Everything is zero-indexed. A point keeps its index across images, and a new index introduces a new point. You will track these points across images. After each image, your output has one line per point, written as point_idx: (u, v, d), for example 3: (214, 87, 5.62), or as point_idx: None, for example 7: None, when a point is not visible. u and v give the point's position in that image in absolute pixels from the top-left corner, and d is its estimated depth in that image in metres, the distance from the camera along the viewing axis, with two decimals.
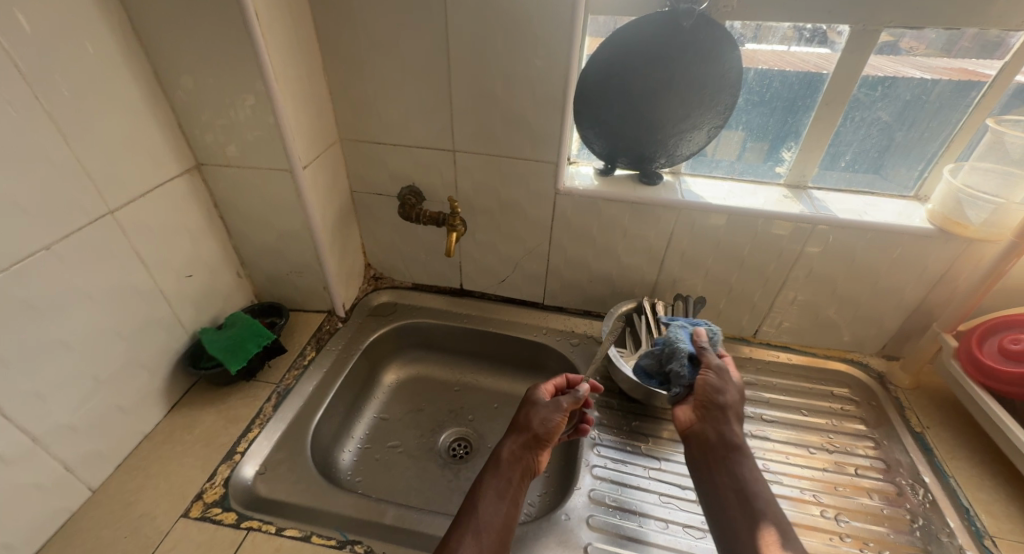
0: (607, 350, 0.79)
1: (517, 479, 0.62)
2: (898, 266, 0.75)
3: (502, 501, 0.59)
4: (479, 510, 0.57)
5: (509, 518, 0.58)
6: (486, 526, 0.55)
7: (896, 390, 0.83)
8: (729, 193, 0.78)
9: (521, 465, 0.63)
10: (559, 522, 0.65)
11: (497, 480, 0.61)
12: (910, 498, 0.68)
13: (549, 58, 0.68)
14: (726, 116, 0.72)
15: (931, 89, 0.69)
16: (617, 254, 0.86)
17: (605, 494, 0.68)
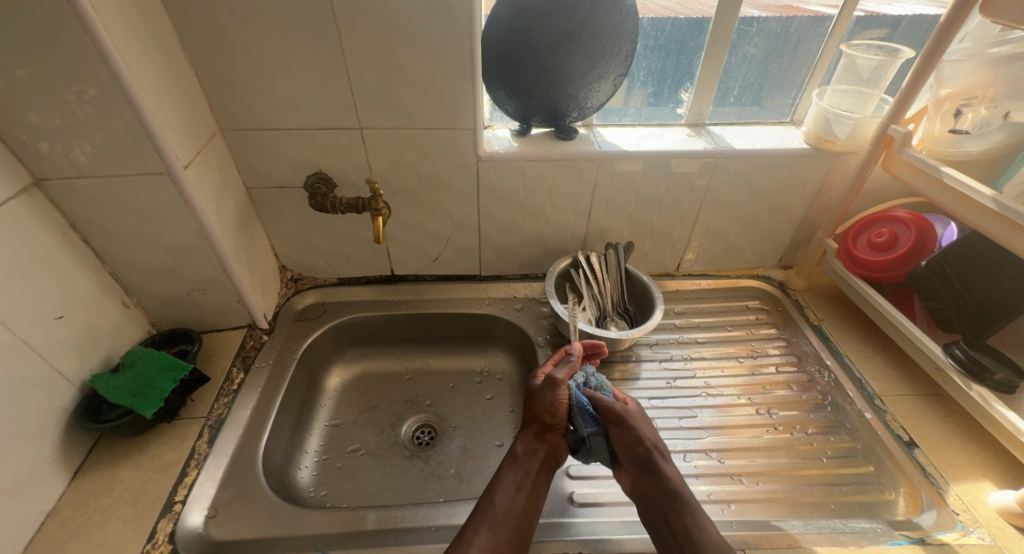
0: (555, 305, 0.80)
1: (535, 469, 0.62)
2: (788, 186, 0.84)
3: (521, 490, 0.59)
4: (494, 501, 0.57)
5: (529, 509, 0.58)
6: (499, 517, 0.56)
7: (795, 294, 0.95)
8: (642, 139, 0.81)
9: (538, 455, 0.63)
10: None
11: (513, 472, 0.61)
12: (819, 381, 0.79)
13: (449, 15, 0.64)
14: (628, 62, 0.75)
15: (791, 23, 0.76)
16: (546, 214, 0.87)
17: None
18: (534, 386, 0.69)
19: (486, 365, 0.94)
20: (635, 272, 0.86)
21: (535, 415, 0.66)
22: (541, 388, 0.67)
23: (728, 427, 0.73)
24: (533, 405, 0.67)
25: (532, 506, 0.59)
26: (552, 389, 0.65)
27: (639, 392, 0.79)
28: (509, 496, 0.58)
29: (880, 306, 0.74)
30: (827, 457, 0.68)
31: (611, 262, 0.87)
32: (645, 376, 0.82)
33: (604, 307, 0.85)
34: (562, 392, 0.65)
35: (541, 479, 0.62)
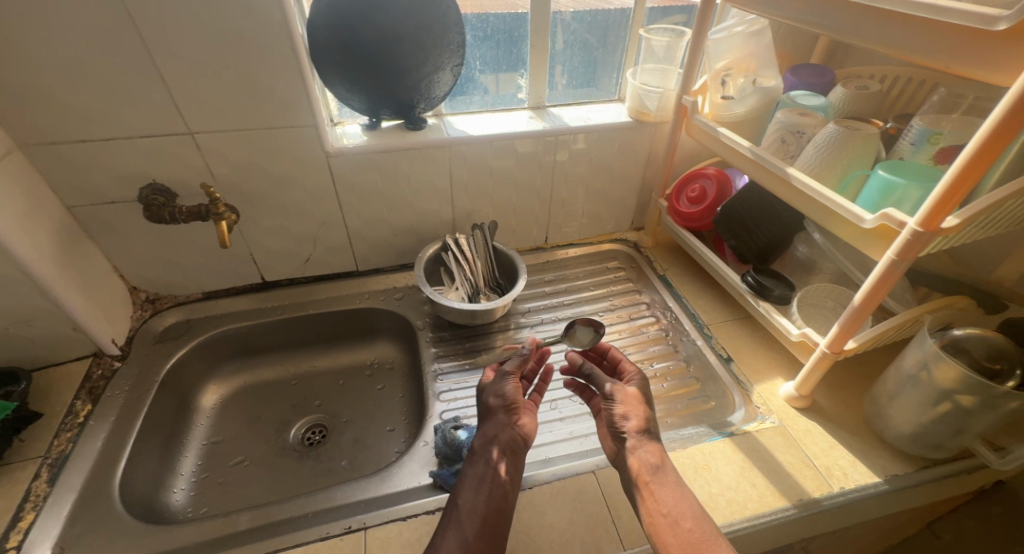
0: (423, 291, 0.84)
1: (494, 456, 0.58)
2: (622, 156, 0.95)
3: (492, 483, 0.56)
4: (460, 501, 0.54)
5: (495, 499, 0.54)
6: (464, 513, 0.52)
7: (646, 251, 1.08)
8: (488, 124, 0.87)
9: (494, 442, 0.59)
10: (417, 449, 0.67)
11: (473, 468, 0.57)
12: (664, 320, 0.91)
13: (260, 10, 0.63)
14: (462, 53, 0.80)
15: (597, 17, 0.87)
16: (410, 203, 0.90)
17: (454, 408, 0.75)
18: (480, 383, 0.68)
19: (376, 356, 0.96)
20: (501, 249, 0.92)
21: (485, 409, 0.63)
22: (488, 384, 0.66)
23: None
24: (483, 397, 0.65)
25: (501, 495, 0.55)
26: (503, 383, 0.64)
27: (514, 356, 0.85)
28: (483, 494, 0.54)
29: (701, 250, 0.88)
30: (668, 383, 0.78)
31: (479, 241, 0.92)
32: (518, 342, 0.89)
33: (476, 285, 0.91)
34: (509, 379, 0.65)
35: (511, 465, 0.58)
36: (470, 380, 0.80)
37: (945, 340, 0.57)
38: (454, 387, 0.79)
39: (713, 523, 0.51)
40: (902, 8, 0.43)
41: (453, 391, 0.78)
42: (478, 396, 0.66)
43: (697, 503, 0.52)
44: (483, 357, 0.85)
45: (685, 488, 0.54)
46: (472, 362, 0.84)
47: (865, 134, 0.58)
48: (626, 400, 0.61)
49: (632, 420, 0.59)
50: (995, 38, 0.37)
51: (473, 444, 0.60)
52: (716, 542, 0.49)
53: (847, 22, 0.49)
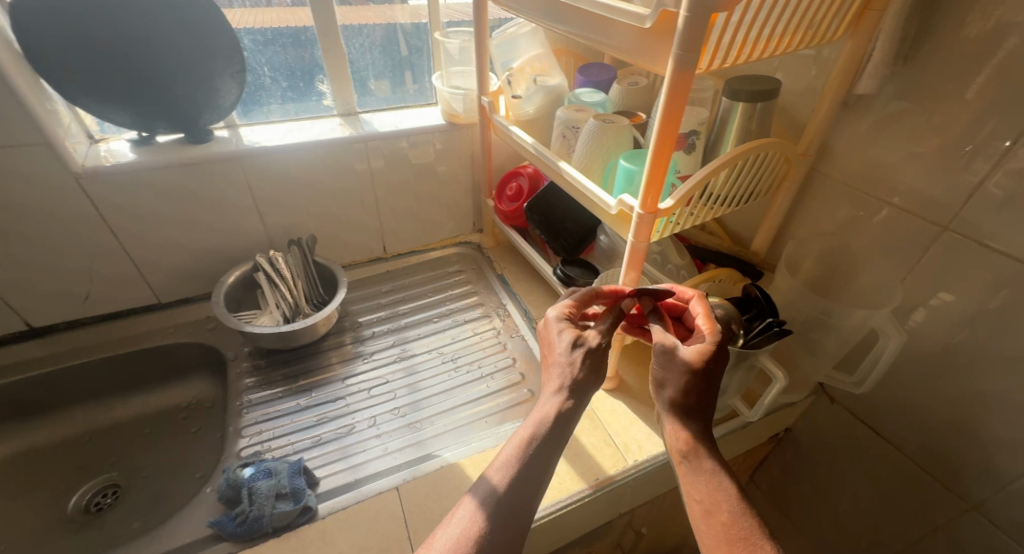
0: (220, 318, 0.75)
1: (527, 445, 0.48)
2: (443, 158, 0.95)
3: (560, 427, 0.49)
4: (477, 490, 0.46)
5: (519, 486, 0.46)
6: (490, 501, 0.45)
7: (487, 251, 1.08)
8: (287, 134, 0.82)
9: (546, 420, 0.49)
10: (201, 497, 0.59)
11: (512, 452, 0.48)
12: (496, 319, 0.92)
13: None
14: (241, 59, 0.74)
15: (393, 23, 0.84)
16: (206, 223, 0.81)
17: (257, 445, 0.68)
18: (545, 326, 0.55)
19: (195, 394, 0.85)
20: (322, 263, 0.87)
21: (546, 355, 0.55)
22: (548, 335, 0.55)
23: (418, 382, 0.79)
24: (546, 346, 0.55)
25: (535, 477, 0.47)
26: (559, 341, 0.52)
27: (337, 376, 0.80)
28: (550, 430, 0.48)
29: (524, 246, 0.89)
30: (490, 384, 0.78)
31: (296, 259, 0.86)
32: (345, 360, 0.84)
33: (295, 305, 0.84)
34: (575, 348, 0.51)
35: (550, 447, 0.48)
36: (281, 409, 0.74)
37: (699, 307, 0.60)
38: (262, 419, 0.72)
39: (755, 524, 0.41)
40: (591, 9, 0.45)
41: (259, 424, 0.71)
42: (540, 341, 0.57)
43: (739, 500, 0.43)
44: (302, 382, 0.79)
45: (727, 478, 0.45)
46: (288, 388, 0.77)
47: (617, 126, 0.61)
48: (707, 365, 0.46)
49: (696, 392, 0.47)
50: (645, 36, 0.41)
51: (259, 488, 0.55)
52: (755, 543, 0.39)
53: (560, 20, 0.51)
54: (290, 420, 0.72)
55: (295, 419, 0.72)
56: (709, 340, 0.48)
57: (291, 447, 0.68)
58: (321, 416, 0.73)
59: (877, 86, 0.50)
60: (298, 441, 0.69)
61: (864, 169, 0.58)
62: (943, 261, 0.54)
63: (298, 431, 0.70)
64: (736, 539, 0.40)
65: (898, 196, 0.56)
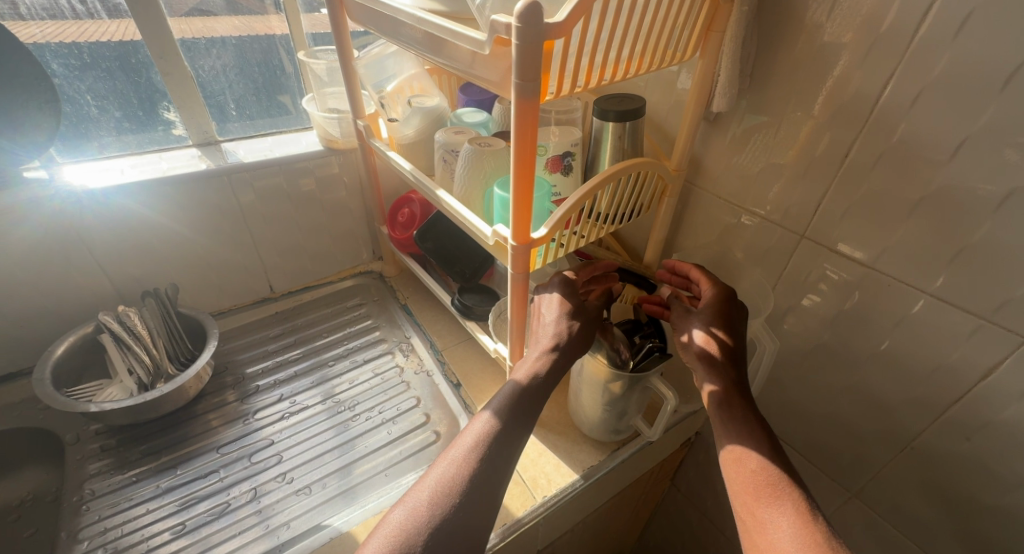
0: (43, 397, 0.62)
1: (481, 440, 0.47)
2: (327, 186, 0.87)
3: (502, 443, 0.47)
4: (432, 475, 0.45)
5: (463, 484, 0.44)
6: (435, 494, 0.43)
7: (390, 280, 1.01)
8: (125, 171, 0.70)
9: (518, 393, 0.49)
10: None
11: (464, 445, 0.47)
12: (400, 355, 0.85)
13: None
14: (49, 88, 0.62)
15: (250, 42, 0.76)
16: (27, 282, 0.68)
17: (101, 550, 0.57)
18: (542, 293, 0.56)
19: (31, 488, 0.69)
20: (187, 314, 0.76)
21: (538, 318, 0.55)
22: (544, 299, 0.56)
23: (339, 424, 0.73)
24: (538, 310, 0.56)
25: (483, 476, 0.45)
26: (550, 305, 0.54)
27: (210, 445, 0.69)
28: (490, 449, 0.46)
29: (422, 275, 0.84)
30: (392, 429, 0.72)
31: (152, 312, 0.74)
32: (223, 421, 0.73)
33: (153, 366, 0.73)
34: (567, 314, 0.53)
35: (506, 444, 0.47)
36: (137, 497, 0.62)
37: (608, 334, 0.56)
38: (109, 514, 0.60)
39: (785, 472, 0.42)
40: (436, 31, 0.42)
41: (104, 521, 0.60)
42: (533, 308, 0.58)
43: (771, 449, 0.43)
44: (165, 458, 0.67)
45: (759, 428, 0.45)
46: (145, 469, 0.66)
47: (494, 150, 0.59)
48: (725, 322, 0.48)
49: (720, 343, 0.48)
50: (489, 62, 0.39)
51: None
52: (783, 491, 0.40)
53: (417, 43, 0.48)
54: (148, 510, 0.61)
55: (151, 508, 0.61)
56: (717, 299, 0.50)
57: (145, 544, 0.57)
58: (186, 498, 0.62)
59: (729, 102, 0.52)
60: (155, 534, 0.58)
61: (730, 180, 0.60)
62: (806, 265, 0.56)
63: (154, 522, 0.60)
64: (765, 486, 0.41)
65: (761, 205, 0.58)
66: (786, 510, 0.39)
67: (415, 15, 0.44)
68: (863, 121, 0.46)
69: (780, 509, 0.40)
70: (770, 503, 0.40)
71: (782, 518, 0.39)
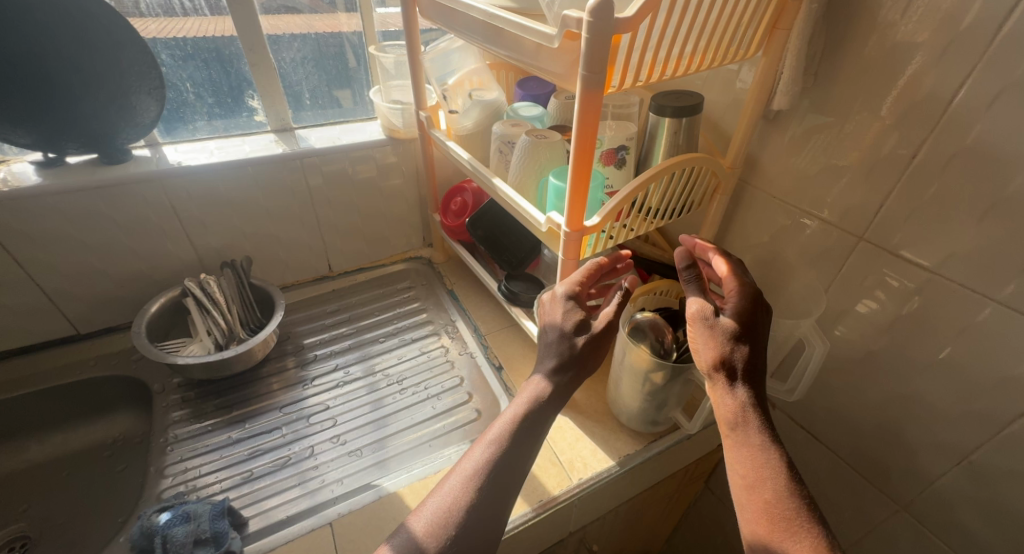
0: (137, 346, 0.70)
1: (494, 445, 0.49)
2: (386, 173, 0.92)
3: (508, 458, 0.49)
4: (448, 481, 0.48)
5: (477, 487, 0.47)
6: (451, 498, 0.46)
7: (438, 266, 1.06)
8: (213, 152, 0.78)
9: (531, 400, 0.52)
10: (112, 546, 0.54)
11: (478, 451, 0.49)
12: (445, 336, 0.89)
13: None
14: (156, 75, 0.70)
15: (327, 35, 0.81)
16: (128, 247, 0.76)
17: (181, 487, 0.64)
18: (552, 303, 0.56)
19: (122, 429, 0.79)
20: (258, 285, 0.84)
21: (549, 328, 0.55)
22: (553, 310, 0.56)
23: (373, 401, 0.76)
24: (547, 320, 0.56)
25: (498, 478, 0.48)
26: (557, 317, 0.55)
27: (274, 404, 0.76)
28: (502, 452, 0.49)
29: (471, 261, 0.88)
30: (437, 404, 0.76)
31: (229, 281, 0.82)
32: (286, 384, 0.79)
33: (229, 331, 0.80)
34: (576, 326, 0.54)
35: (519, 446, 0.49)
36: (212, 444, 0.69)
37: (634, 324, 0.60)
38: (188, 456, 0.68)
39: (801, 506, 0.40)
40: (507, 27, 0.45)
41: (184, 462, 0.67)
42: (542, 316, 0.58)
43: (787, 481, 0.41)
44: (235, 412, 0.74)
45: (775, 453, 0.43)
46: (219, 420, 0.73)
47: (550, 142, 0.61)
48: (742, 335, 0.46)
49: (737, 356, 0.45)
50: (557, 55, 0.41)
51: (174, 536, 0.51)
52: (799, 527, 0.39)
53: (486, 39, 0.51)
54: (221, 456, 0.68)
55: (224, 454, 0.68)
56: (738, 309, 0.47)
57: (219, 485, 0.64)
58: (253, 449, 0.69)
59: (790, 101, 0.52)
60: (228, 478, 0.65)
61: (786, 181, 0.60)
62: (862, 269, 0.55)
63: (226, 467, 0.66)
64: (778, 519, 0.40)
65: (818, 207, 0.57)
66: (799, 545, 0.38)
67: (488, 11, 0.47)
68: (934, 122, 0.45)
69: (794, 545, 0.39)
70: (783, 537, 0.39)
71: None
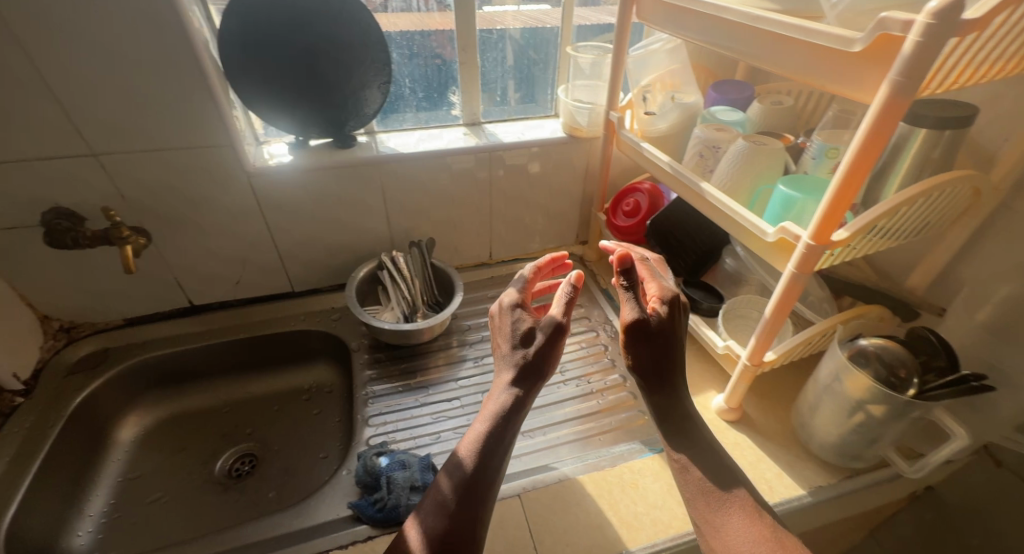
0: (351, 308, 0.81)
1: (473, 450, 0.52)
2: (560, 169, 0.95)
3: (494, 456, 0.51)
4: (440, 485, 0.51)
5: (464, 487, 0.49)
6: (451, 499, 0.49)
7: (590, 265, 1.07)
8: (419, 142, 0.86)
9: (511, 412, 0.52)
10: (340, 477, 0.64)
11: (463, 447, 0.53)
12: (602, 335, 0.90)
13: (151, 11, 0.58)
14: (388, 72, 0.79)
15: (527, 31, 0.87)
16: (343, 220, 0.87)
17: (382, 436, 0.72)
18: (495, 320, 0.59)
19: (314, 380, 0.92)
20: (438, 266, 0.91)
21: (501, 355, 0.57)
22: (500, 326, 0.58)
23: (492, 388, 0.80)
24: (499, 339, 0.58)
25: (487, 481, 0.50)
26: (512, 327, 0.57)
27: (450, 376, 0.83)
28: (478, 464, 0.50)
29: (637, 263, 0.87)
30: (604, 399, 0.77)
31: (416, 259, 0.90)
32: (459, 360, 0.86)
33: (413, 304, 0.88)
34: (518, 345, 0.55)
35: (503, 447, 0.52)
36: (403, 404, 0.78)
37: (851, 349, 0.58)
38: (385, 411, 0.77)
39: (717, 481, 0.50)
40: (779, 30, 0.45)
41: (382, 415, 0.76)
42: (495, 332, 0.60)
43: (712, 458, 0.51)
44: (418, 379, 0.82)
45: (695, 433, 0.53)
46: (407, 383, 0.81)
47: (770, 149, 0.59)
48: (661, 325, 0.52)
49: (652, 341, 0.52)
50: (853, 61, 0.39)
51: (396, 478, 0.59)
52: (727, 500, 0.49)
53: (741, 42, 0.51)
54: (412, 416, 0.76)
55: (415, 415, 0.76)
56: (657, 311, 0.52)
57: (413, 441, 0.72)
58: (438, 414, 0.76)
59: None
60: (420, 436, 0.72)
61: None
62: None
63: (418, 427, 0.74)
64: (708, 492, 0.50)
65: None
66: (738, 517, 0.48)
67: (753, 14, 0.47)
68: None
69: (732, 518, 0.48)
70: (719, 511, 0.48)
71: (737, 525, 0.47)
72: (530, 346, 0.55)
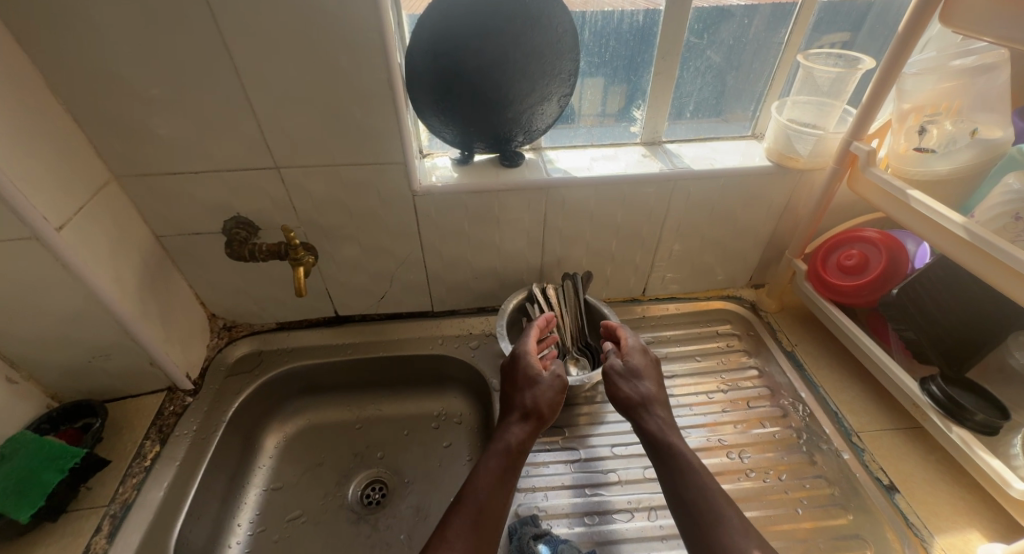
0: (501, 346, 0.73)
1: (492, 462, 0.58)
2: (753, 203, 0.78)
3: (508, 488, 0.56)
4: (463, 503, 0.54)
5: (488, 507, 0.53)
6: (475, 516, 0.52)
7: (766, 316, 0.88)
8: (593, 163, 0.75)
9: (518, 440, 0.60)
10: None
11: (487, 460, 0.58)
12: (793, 416, 0.72)
13: (351, 17, 0.53)
14: (571, 83, 0.69)
15: (751, 25, 0.70)
16: (497, 244, 0.79)
17: (529, 509, 0.63)
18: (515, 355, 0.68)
19: (444, 407, 0.86)
20: (594, 305, 0.80)
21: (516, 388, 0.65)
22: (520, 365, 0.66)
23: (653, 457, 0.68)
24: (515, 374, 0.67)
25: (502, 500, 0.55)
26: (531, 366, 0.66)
27: (600, 440, 0.71)
28: (489, 480, 0.56)
29: (853, 333, 0.68)
30: (802, 508, 0.62)
31: (569, 293, 0.81)
32: (611, 420, 0.73)
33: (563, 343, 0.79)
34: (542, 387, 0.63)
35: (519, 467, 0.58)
36: (549, 468, 0.67)
37: None
38: (529, 474, 0.66)
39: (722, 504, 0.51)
40: None
41: (526, 480, 0.66)
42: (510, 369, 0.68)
43: (706, 478, 0.53)
44: (565, 437, 0.71)
45: (694, 459, 0.55)
46: (552, 441, 0.70)
47: None
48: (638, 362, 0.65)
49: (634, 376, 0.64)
50: None
51: None
52: (723, 519, 0.50)
53: None
54: (561, 487, 0.65)
55: (565, 486, 0.65)
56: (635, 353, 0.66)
57: (565, 522, 0.61)
58: (591, 490, 0.65)
59: None
60: (572, 516, 0.62)
61: None
62: None
63: (570, 503, 0.63)
64: (702, 511, 0.51)
65: None
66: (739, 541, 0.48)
67: None
68: None
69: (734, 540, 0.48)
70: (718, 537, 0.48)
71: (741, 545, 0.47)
72: (538, 388, 0.64)
